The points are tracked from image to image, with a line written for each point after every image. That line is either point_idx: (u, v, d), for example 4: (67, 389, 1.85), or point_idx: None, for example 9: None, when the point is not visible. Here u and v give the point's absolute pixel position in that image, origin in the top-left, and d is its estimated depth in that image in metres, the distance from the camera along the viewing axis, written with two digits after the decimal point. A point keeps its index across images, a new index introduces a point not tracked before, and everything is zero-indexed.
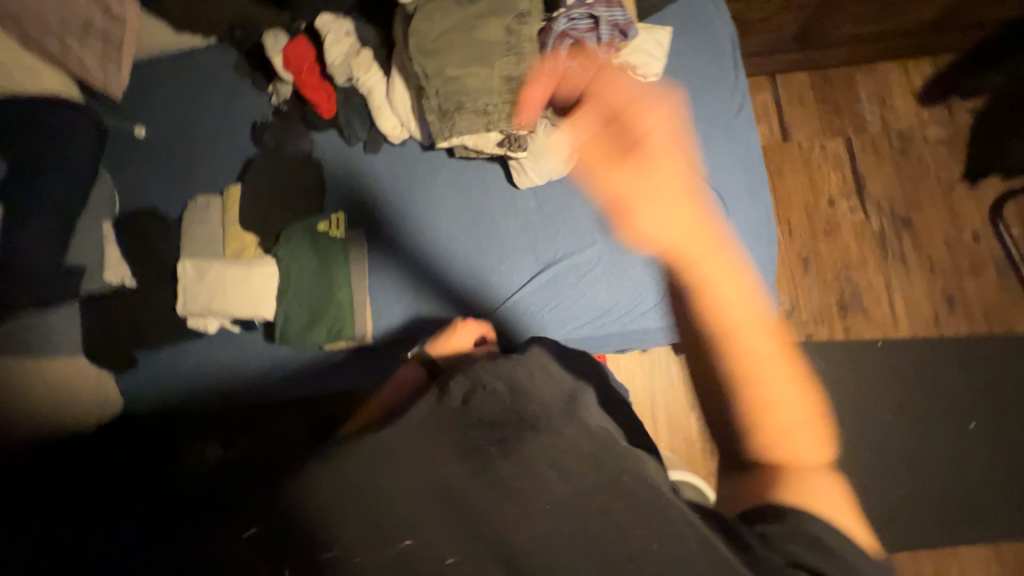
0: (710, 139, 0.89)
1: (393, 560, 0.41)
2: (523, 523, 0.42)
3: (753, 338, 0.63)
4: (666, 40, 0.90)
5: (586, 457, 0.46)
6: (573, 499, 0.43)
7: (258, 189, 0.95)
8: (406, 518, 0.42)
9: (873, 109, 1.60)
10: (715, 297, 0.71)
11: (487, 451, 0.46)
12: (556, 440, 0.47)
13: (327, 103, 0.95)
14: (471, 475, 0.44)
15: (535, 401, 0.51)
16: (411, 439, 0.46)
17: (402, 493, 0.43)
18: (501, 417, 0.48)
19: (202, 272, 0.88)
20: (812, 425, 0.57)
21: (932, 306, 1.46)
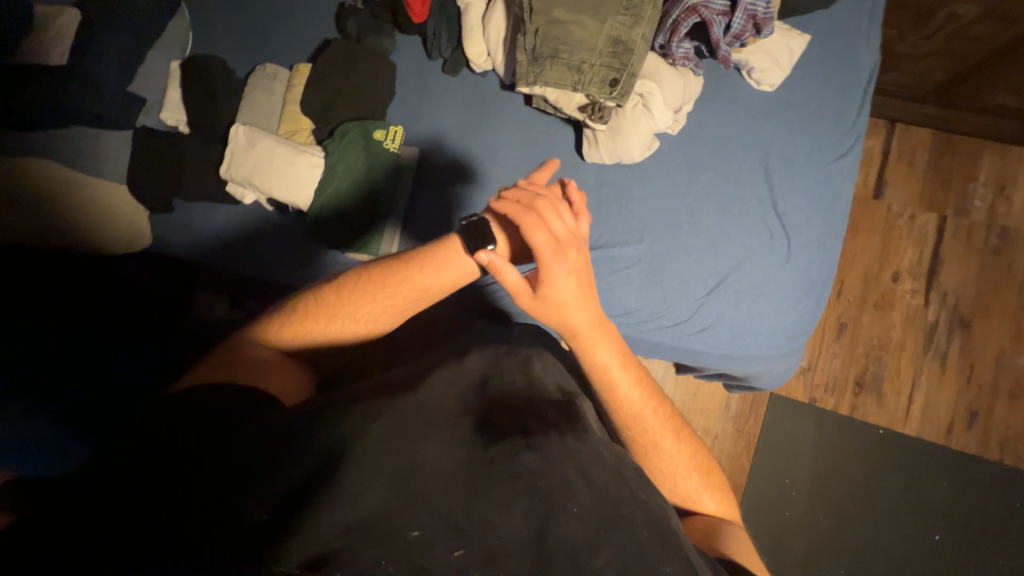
0: (801, 174, 0.81)
1: (409, 550, 0.44)
2: (552, 516, 0.48)
3: (650, 421, 0.73)
4: (797, 49, 0.80)
5: (604, 476, 0.54)
6: (594, 504, 0.51)
7: (326, 74, 0.92)
8: (444, 493, 0.48)
9: (985, 194, 1.44)
10: (608, 377, 0.71)
11: (513, 448, 0.53)
12: (580, 452, 0.55)
13: (420, 5, 0.89)
14: (501, 463, 0.52)
15: (558, 415, 0.59)
16: (428, 450, 0.51)
17: (440, 465, 0.51)
18: (523, 418, 0.56)
19: (252, 142, 0.87)
20: (698, 472, 0.74)
21: (950, 415, 1.40)
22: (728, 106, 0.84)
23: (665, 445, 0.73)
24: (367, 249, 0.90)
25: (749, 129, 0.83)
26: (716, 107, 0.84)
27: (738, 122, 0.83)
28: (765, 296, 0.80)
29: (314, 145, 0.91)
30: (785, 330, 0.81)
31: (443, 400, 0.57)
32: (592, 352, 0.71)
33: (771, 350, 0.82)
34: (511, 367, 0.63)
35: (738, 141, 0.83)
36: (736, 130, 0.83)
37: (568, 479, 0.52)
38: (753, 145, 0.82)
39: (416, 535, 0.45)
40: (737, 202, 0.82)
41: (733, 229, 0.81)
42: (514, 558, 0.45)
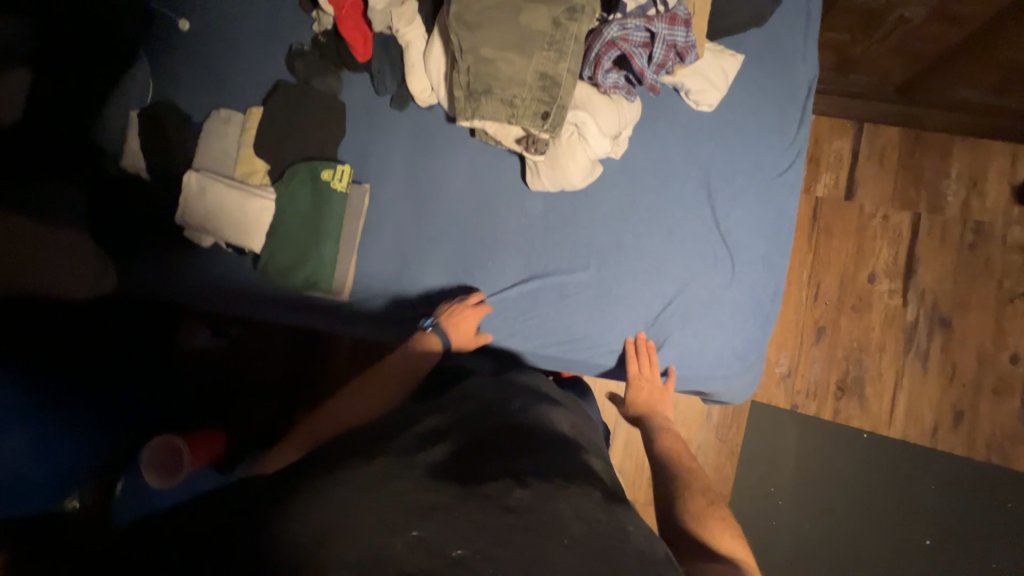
0: (742, 192, 0.81)
1: (407, 547, 0.43)
2: (547, 551, 0.45)
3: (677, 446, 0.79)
4: (730, 70, 0.81)
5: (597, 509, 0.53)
6: (586, 532, 0.49)
7: (277, 118, 0.94)
8: (442, 516, 0.47)
9: (958, 191, 1.42)
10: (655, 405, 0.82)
11: (505, 486, 0.52)
12: (569, 491, 0.54)
13: (362, 46, 0.91)
14: (495, 492, 0.51)
15: (549, 457, 0.60)
16: (422, 482, 0.51)
17: (439, 495, 0.50)
18: (511, 457, 0.58)
19: (204, 188, 0.89)
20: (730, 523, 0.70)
21: (935, 415, 1.38)
22: (670, 127, 0.84)
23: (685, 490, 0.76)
24: (323, 288, 0.91)
25: (689, 151, 0.83)
26: (655, 129, 0.84)
27: (678, 143, 0.83)
28: (711, 317, 0.80)
29: (266, 186, 0.93)
30: (734, 349, 0.81)
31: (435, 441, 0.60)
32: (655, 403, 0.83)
33: (722, 368, 0.82)
34: (506, 416, 0.68)
35: (678, 163, 0.83)
36: (677, 152, 0.83)
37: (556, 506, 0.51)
38: (693, 166, 0.83)
39: (415, 535, 0.44)
40: (679, 224, 0.82)
41: (677, 251, 0.82)
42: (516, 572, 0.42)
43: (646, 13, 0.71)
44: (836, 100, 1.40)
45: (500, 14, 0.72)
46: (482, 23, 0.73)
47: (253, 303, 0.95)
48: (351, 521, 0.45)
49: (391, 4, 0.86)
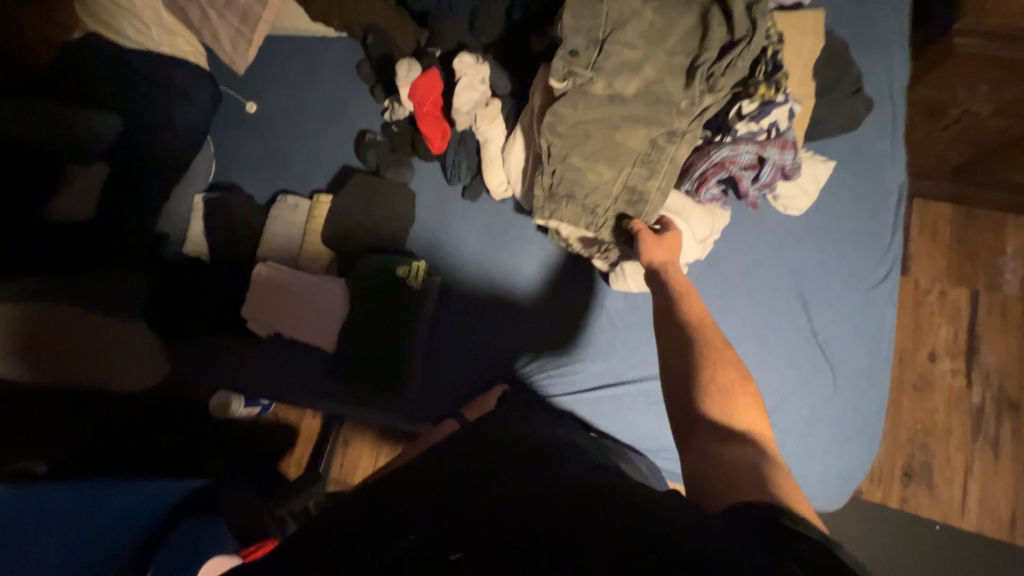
0: (839, 302, 0.78)
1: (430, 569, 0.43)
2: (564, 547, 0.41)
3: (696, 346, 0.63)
4: (822, 177, 0.79)
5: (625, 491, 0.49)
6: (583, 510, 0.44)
7: (348, 208, 0.93)
8: (449, 526, 0.48)
9: (1015, 269, 1.40)
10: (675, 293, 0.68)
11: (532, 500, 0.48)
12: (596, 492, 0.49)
13: (440, 140, 0.89)
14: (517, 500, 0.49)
15: (576, 464, 0.58)
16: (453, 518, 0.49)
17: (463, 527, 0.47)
18: (543, 474, 0.54)
19: (275, 284, 0.88)
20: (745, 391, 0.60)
21: (1010, 506, 1.30)
22: (757, 228, 0.82)
23: (694, 359, 0.62)
24: (392, 387, 0.86)
25: (781, 256, 0.81)
26: (743, 233, 0.82)
27: (769, 248, 0.81)
28: (812, 436, 0.75)
29: (336, 279, 0.91)
30: (837, 471, 0.75)
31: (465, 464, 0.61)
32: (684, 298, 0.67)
33: (821, 488, 0.76)
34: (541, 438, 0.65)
35: (769, 267, 0.81)
36: (767, 256, 0.81)
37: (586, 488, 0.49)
38: (786, 272, 0.80)
39: (416, 537, 0.48)
40: (772, 331, 0.78)
41: (772, 361, 0.77)
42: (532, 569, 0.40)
43: (754, 137, 0.72)
44: None
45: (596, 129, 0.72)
46: (578, 138, 0.73)
47: (311, 396, 0.90)
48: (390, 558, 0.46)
49: (475, 105, 0.85)
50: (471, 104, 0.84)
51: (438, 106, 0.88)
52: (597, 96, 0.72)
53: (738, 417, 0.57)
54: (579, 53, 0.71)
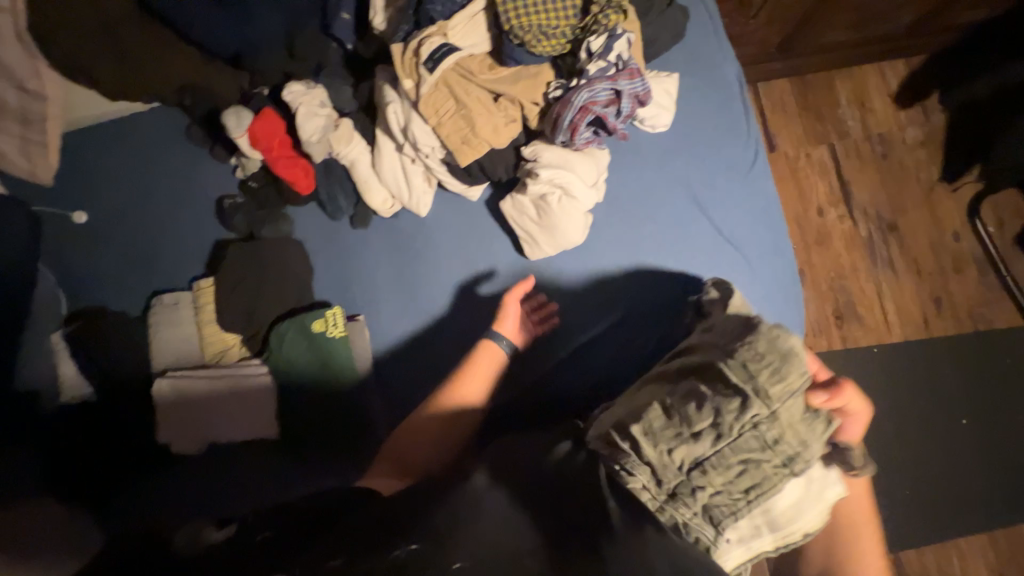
0: (727, 192, 0.84)
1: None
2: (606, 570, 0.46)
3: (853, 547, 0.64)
4: (672, 89, 0.84)
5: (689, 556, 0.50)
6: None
7: (235, 283, 0.84)
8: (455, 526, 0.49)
9: (853, 114, 1.60)
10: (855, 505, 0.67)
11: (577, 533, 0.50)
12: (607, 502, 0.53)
13: (305, 180, 0.83)
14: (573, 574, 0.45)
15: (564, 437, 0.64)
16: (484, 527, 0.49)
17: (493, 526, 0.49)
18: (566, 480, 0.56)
19: (186, 392, 0.79)
20: None
21: (920, 308, 1.50)
22: (636, 154, 0.86)
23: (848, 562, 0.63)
24: (351, 447, 0.79)
25: (665, 172, 0.85)
26: (625, 164, 0.86)
27: (652, 169, 0.85)
28: None
29: (252, 360, 0.83)
30: None
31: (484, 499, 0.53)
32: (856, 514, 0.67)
33: None
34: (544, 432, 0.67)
35: (660, 185, 0.85)
36: (655, 177, 0.85)
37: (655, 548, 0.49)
38: (676, 185, 0.84)
39: (412, 547, 0.46)
40: (685, 241, 0.83)
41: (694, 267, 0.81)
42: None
43: (601, 75, 0.74)
44: None
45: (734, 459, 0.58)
46: (722, 474, 0.57)
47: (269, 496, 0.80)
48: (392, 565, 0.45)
49: (324, 131, 0.79)
50: (320, 133, 0.78)
51: (288, 145, 0.81)
52: (442, 74, 0.75)
53: None
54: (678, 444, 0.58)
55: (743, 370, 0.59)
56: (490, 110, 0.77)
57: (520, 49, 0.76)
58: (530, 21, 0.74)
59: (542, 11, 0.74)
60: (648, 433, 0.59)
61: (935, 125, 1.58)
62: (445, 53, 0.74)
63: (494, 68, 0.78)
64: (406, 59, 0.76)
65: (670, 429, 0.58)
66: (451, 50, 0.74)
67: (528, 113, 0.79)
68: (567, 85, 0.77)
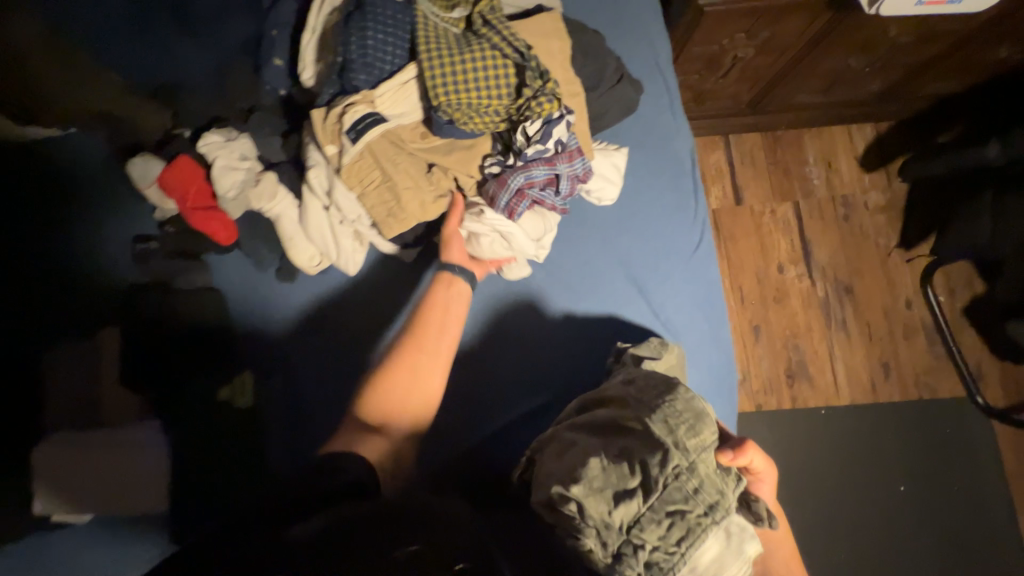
0: (668, 275, 0.82)
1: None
2: None
3: None
4: (621, 162, 0.81)
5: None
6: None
7: (142, 338, 0.78)
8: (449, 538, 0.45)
9: (819, 173, 1.61)
10: None
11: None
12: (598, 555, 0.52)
13: (225, 232, 0.78)
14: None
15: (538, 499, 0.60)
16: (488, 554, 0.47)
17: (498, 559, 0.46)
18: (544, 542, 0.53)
19: (70, 462, 0.72)
20: None
21: (869, 373, 1.52)
22: (580, 227, 0.83)
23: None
24: None
25: (609, 248, 0.82)
26: (567, 238, 0.82)
27: (595, 243, 0.82)
28: None
29: (148, 426, 0.74)
30: None
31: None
32: None
33: None
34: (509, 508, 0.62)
35: (601, 263, 0.82)
36: (597, 254, 0.82)
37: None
38: (618, 264, 0.82)
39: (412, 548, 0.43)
40: (622, 323, 0.80)
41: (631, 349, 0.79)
42: None
43: (536, 156, 0.72)
44: (701, 123, 1.52)
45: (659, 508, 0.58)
46: (647, 529, 0.56)
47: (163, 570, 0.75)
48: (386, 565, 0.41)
49: (242, 185, 0.74)
50: (238, 187, 0.74)
51: (206, 195, 0.76)
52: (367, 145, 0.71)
53: None
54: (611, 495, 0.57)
55: (666, 426, 0.61)
56: (419, 182, 0.74)
57: (451, 125, 0.72)
58: (460, 99, 0.70)
59: (473, 91, 0.70)
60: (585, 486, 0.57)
61: (896, 192, 1.60)
62: (367, 127, 0.70)
63: (427, 136, 0.74)
64: (329, 126, 0.71)
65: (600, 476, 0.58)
66: (375, 123, 0.70)
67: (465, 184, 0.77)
68: (504, 162, 0.74)
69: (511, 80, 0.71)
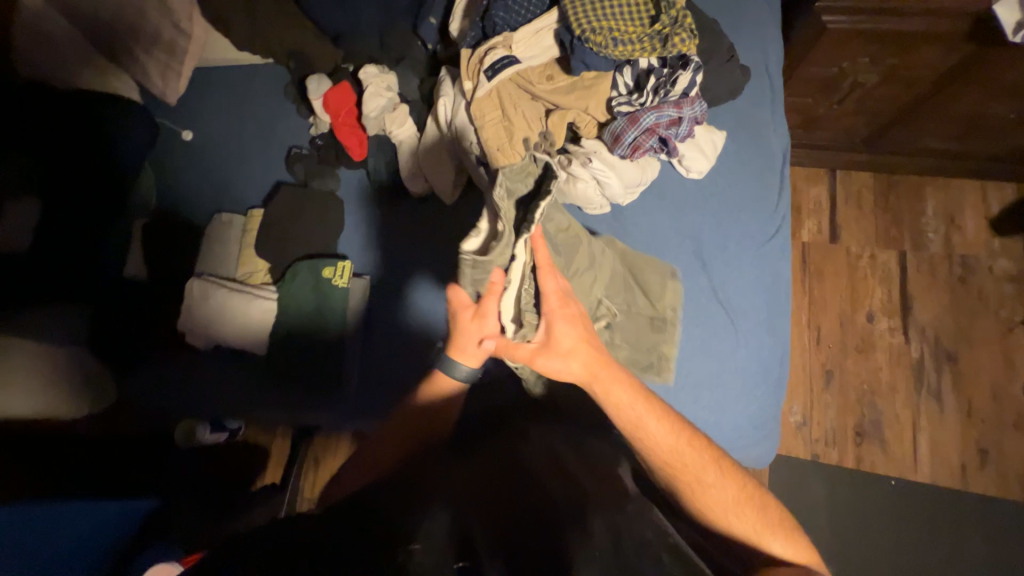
0: (735, 259, 0.84)
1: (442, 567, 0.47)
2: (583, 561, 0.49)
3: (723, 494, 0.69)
4: (720, 143, 0.85)
5: (631, 525, 0.57)
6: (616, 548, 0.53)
7: (277, 221, 0.96)
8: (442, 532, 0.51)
9: (937, 227, 1.47)
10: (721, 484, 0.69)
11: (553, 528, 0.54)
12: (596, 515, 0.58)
13: (358, 148, 0.95)
14: (516, 541, 0.53)
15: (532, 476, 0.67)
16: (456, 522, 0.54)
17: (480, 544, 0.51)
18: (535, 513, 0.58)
19: (206, 294, 0.91)
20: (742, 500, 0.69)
21: (960, 455, 1.34)
22: (656, 201, 0.87)
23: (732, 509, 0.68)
24: (324, 383, 0.90)
25: (679, 223, 0.86)
26: (643, 206, 0.86)
27: (667, 216, 0.86)
28: (720, 387, 0.80)
29: (268, 284, 0.96)
30: (750, 420, 0.80)
31: (464, 496, 0.61)
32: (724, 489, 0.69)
33: (739, 438, 0.80)
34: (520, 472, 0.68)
35: (671, 236, 0.85)
36: (669, 227, 0.86)
37: (595, 530, 0.55)
38: (686, 239, 0.85)
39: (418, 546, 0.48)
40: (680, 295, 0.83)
41: (690, 311, 0.82)
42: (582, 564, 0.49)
43: (668, 99, 0.74)
44: (806, 151, 1.48)
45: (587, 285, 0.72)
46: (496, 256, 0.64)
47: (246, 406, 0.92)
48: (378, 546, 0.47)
49: (383, 110, 0.91)
50: (378, 111, 0.91)
51: (354, 116, 0.94)
52: (502, 76, 0.76)
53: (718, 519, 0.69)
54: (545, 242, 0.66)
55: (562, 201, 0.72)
56: (532, 125, 0.78)
57: (587, 51, 0.73)
58: (601, 26, 0.72)
59: (609, 20, 0.72)
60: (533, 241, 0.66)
61: None
62: (505, 65, 0.76)
63: (553, 78, 0.78)
64: (471, 63, 0.78)
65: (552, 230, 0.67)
66: (511, 63, 0.76)
67: (582, 123, 0.79)
68: (633, 101, 0.75)
69: (644, 15, 0.75)
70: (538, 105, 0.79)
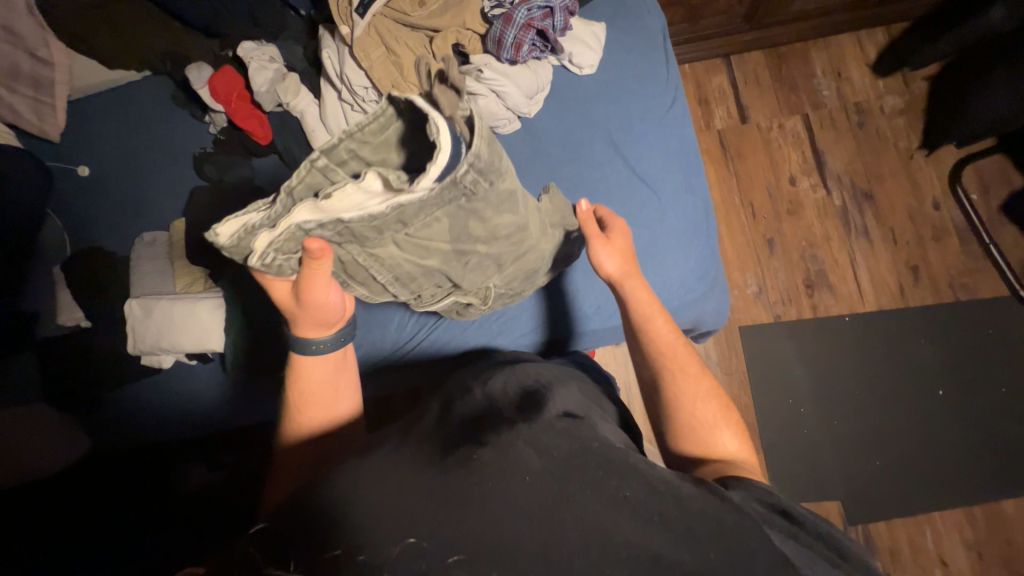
0: (643, 134, 0.88)
1: (401, 555, 0.41)
2: (507, 488, 0.45)
3: (679, 351, 0.69)
4: (600, 33, 0.89)
5: (554, 440, 0.50)
6: (546, 469, 0.47)
7: (198, 222, 0.94)
8: (382, 489, 0.46)
9: (829, 84, 1.58)
10: (660, 341, 0.70)
11: (466, 450, 0.49)
12: (519, 424, 0.53)
13: (261, 130, 0.94)
14: (456, 464, 0.48)
15: (481, 396, 0.61)
16: (384, 477, 0.47)
17: (417, 477, 0.47)
18: (471, 434, 0.53)
19: (148, 309, 0.89)
20: (714, 401, 0.67)
21: (896, 277, 1.47)
22: (560, 104, 0.90)
23: (655, 380, 0.70)
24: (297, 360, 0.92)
25: (585, 116, 0.89)
26: (549, 109, 0.90)
27: (573, 114, 0.89)
28: (658, 250, 0.85)
29: (212, 287, 0.94)
30: (693, 272, 0.86)
31: (402, 443, 0.53)
32: (671, 371, 0.68)
33: (691, 294, 0.86)
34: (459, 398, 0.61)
35: (581, 130, 0.89)
36: (578, 123, 0.89)
37: (518, 453, 0.48)
38: (595, 129, 0.89)
39: (411, 541, 0.42)
40: (601, 179, 0.87)
41: (614, 191, 0.87)
42: (507, 494, 0.45)
43: None
44: (697, 44, 1.55)
45: (500, 224, 0.65)
46: (370, 229, 0.53)
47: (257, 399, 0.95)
48: (321, 520, 0.44)
49: (273, 83, 0.90)
50: (268, 83, 0.90)
51: (246, 98, 0.93)
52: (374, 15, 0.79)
53: (673, 390, 0.68)
54: (417, 236, 0.59)
55: (370, 147, 0.54)
56: (418, 54, 0.81)
57: None
58: None
59: None
60: (273, 227, 0.53)
61: (914, 94, 1.55)
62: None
63: (424, 2, 0.81)
64: (342, 8, 0.80)
65: (283, 246, 0.54)
66: None
67: (466, 42, 0.83)
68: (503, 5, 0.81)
69: None
70: (421, 36, 0.84)
